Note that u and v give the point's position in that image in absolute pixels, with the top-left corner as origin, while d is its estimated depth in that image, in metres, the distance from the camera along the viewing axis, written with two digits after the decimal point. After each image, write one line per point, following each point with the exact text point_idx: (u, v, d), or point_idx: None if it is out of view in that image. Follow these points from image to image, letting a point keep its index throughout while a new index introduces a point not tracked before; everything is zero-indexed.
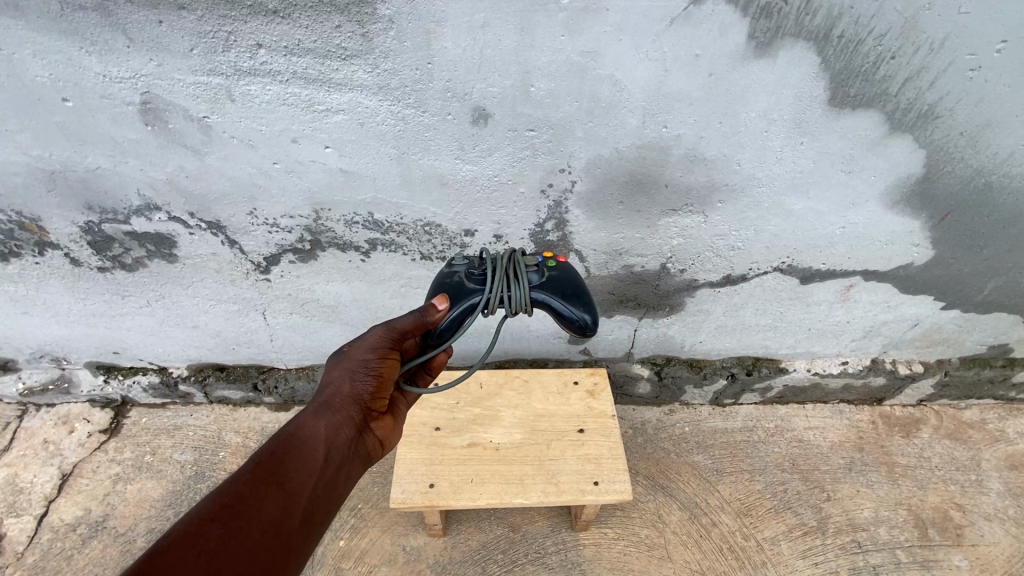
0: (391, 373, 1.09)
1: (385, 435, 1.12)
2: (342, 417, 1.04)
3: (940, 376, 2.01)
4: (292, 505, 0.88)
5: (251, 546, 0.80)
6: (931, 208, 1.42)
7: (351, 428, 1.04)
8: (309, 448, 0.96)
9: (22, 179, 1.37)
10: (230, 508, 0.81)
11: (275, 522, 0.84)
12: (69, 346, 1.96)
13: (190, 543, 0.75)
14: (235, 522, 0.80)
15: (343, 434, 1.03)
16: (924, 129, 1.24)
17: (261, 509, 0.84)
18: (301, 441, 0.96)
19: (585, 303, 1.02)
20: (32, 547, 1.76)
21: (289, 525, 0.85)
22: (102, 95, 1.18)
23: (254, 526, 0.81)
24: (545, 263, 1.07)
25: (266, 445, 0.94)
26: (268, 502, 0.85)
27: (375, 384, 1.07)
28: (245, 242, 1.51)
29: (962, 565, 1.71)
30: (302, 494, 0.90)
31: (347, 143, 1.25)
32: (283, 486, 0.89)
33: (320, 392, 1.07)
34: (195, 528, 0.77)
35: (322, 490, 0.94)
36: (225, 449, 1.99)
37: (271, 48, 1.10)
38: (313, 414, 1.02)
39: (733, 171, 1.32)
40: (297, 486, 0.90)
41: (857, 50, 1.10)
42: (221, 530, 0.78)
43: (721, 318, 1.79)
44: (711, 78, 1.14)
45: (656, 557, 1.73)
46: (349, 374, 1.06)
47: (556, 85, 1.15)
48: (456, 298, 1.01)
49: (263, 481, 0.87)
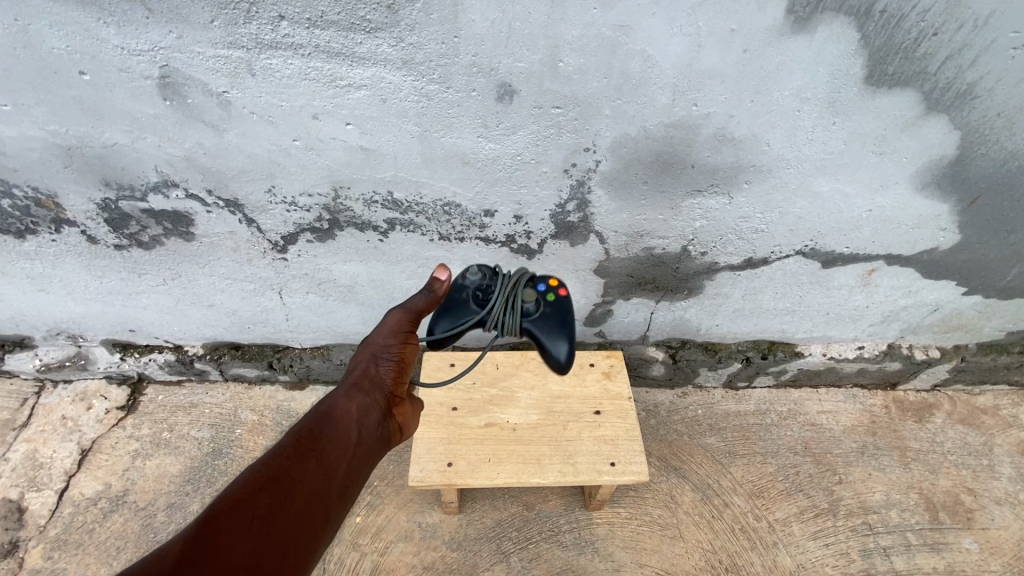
0: (413, 358, 1.10)
1: (406, 421, 1.10)
2: (371, 399, 1.02)
3: (957, 361, 2.00)
4: (330, 478, 0.87)
5: (297, 515, 0.79)
6: (961, 191, 1.39)
7: (378, 412, 1.02)
8: (343, 426, 0.95)
9: (38, 154, 1.35)
10: (276, 479, 0.81)
11: (316, 494, 0.83)
12: (86, 324, 1.96)
13: (240, 511, 0.75)
14: (280, 493, 0.79)
15: (373, 415, 1.01)
16: (961, 109, 1.20)
17: (303, 482, 0.83)
18: (335, 419, 0.95)
19: (567, 345, 1.10)
20: (54, 520, 1.79)
21: (329, 497, 0.85)
22: (121, 68, 1.16)
23: (299, 497, 0.81)
24: (544, 296, 1.12)
25: (301, 422, 0.93)
26: (309, 473, 0.84)
27: (398, 366, 1.07)
28: (263, 221, 1.50)
29: (972, 548, 1.73)
30: (339, 470, 0.89)
31: (368, 120, 1.23)
32: (322, 460, 0.88)
33: (346, 375, 1.05)
34: (244, 496, 0.77)
35: (356, 466, 0.92)
36: (241, 427, 2.01)
37: (294, 20, 1.07)
38: (344, 395, 1.00)
39: (761, 151, 1.29)
40: (334, 461, 0.89)
41: (899, 25, 1.07)
42: (269, 500, 0.78)
43: (740, 301, 1.78)
44: (745, 54, 1.11)
45: (669, 537, 1.75)
46: (373, 358, 1.06)
47: (585, 60, 1.12)
48: (453, 313, 1.09)
49: (303, 456, 0.86)
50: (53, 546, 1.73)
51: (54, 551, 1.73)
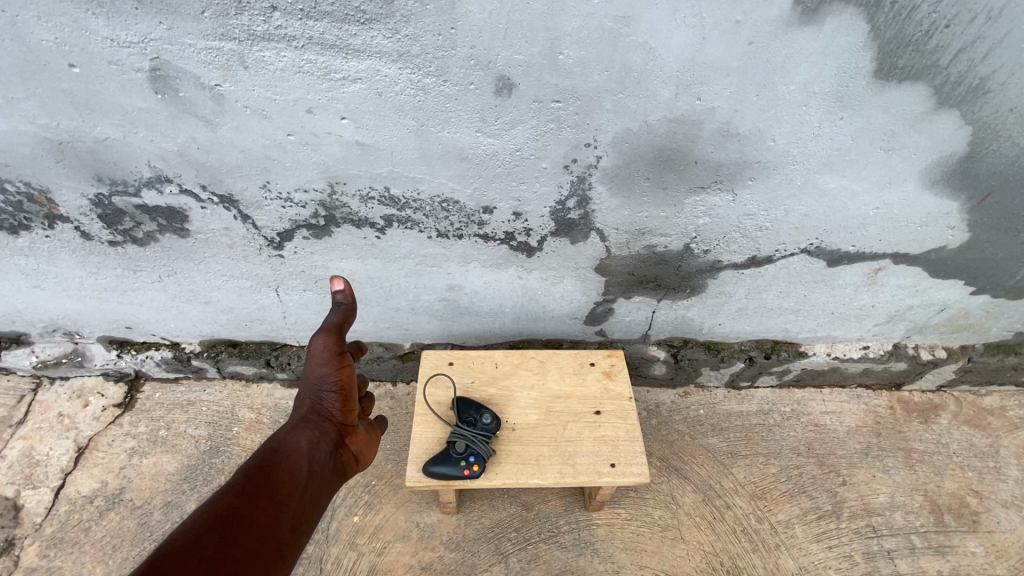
0: (350, 381, 1.24)
1: (358, 450, 1.24)
2: (319, 430, 1.16)
3: (963, 362, 1.97)
4: (281, 513, 0.96)
5: (246, 549, 0.86)
6: (971, 188, 1.35)
7: (328, 442, 1.16)
8: (294, 462, 1.06)
9: (29, 148, 1.33)
10: (224, 518, 0.88)
11: (268, 527, 0.92)
12: (82, 320, 1.95)
13: (190, 549, 0.81)
14: (229, 530, 0.87)
15: (322, 447, 1.14)
16: (972, 104, 1.17)
17: (253, 517, 0.91)
18: (286, 455, 1.07)
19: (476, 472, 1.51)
20: (49, 519, 1.77)
21: (280, 530, 0.93)
22: (110, 61, 1.14)
23: (249, 532, 0.89)
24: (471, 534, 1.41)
25: (250, 460, 1.03)
26: (259, 510, 0.93)
27: (338, 396, 1.21)
28: (258, 217, 1.47)
29: (978, 551, 1.71)
30: (290, 502, 0.99)
31: (364, 114, 1.20)
32: (272, 496, 0.97)
33: (295, 413, 1.18)
34: (195, 535, 0.84)
35: (308, 499, 1.03)
36: (238, 425, 2.00)
37: (287, 11, 1.04)
38: (292, 430, 1.13)
39: (766, 147, 1.26)
40: (285, 494, 0.99)
41: (910, 17, 1.03)
42: (219, 538, 0.85)
43: (743, 300, 1.75)
44: (751, 47, 1.08)
45: (669, 539, 1.73)
46: (316, 390, 1.20)
47: (586, 53, 1.09)
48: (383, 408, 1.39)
49: (253, 493, 0.95)
50: (49, 545, 1.72)
51: (50, 549, 1.71)
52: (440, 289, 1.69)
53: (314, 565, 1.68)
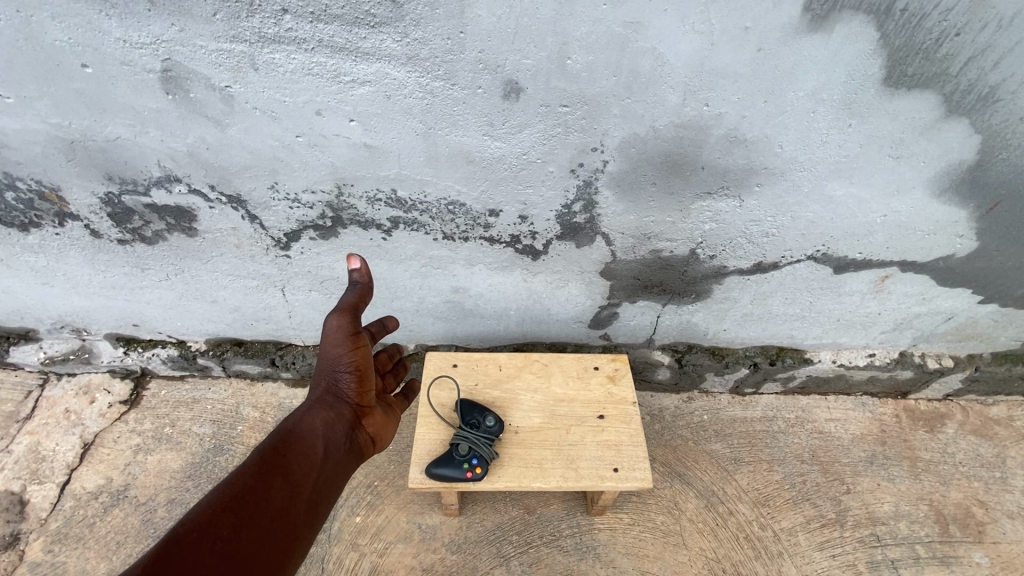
0: (365, 361, 1.23)
1: (376, 431, 1.25)
2: (334, 411, 1.17)
3: (971, 371, 1.96)
4: (296, 495, 0.97)
5: (261, 531, 0.88)
6: (979, 197, 1.35)
7: (343, 424, 1.17)
8: (309, 442, 1.07)
9: (40, 147, 1.34)
10: (240, 499, 0.90)
11: (283, 509, 0.93)
12: (89, 318, 1.96)
13: (205, 530, 0.83)
14: (244, 512, 0.88)
15: (338, 428, 1.15)
16: (982, 113, 1.16)
17: (267, 498, 0.92)
18: (302, 437, 1.07)
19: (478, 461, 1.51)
20: (55, 514, 1.79)
21: (295, 513, 0.94)
22: (122, 62, 1.15)
23: (263, 515, 0.90)
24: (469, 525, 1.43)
25: (266, 441, 1.04)
26: (274, 492, 0.94)
27: (354, 377, 1.21)
28: (266, 217, 1.48)
29: (983, 562, 1.69)
30: (305, 483, 0.99)
31: (372, 117, 1.21)
32: (287, 477, 0.98)
33: (312, 392, 1.19)
34: (209, 517, 0.85)
35: (324, 481, 1.03)
36: (242, 423, 2.01)
37: (297, 14, 1.05)
38: (308, 411, 1.13)
39: (774, 154, 1.26)
40: (301, 477, 0.99)
41: (920, 25, 1.03)
42: (233, 519, 0.86)
43: (748, 306, 1.74)
44: (759, 53, 1.08)
45: (671, 544, 1.72)
46: (331, 370, 1.20)
47: (594, 58, 1.09)
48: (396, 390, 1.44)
49: (267, 474, 0.96)
50: (54, 540, 1.73)
51: (55, 545, 1.73)
52: (445, 290, 1.70)
53: (316, 565, 1.68)
